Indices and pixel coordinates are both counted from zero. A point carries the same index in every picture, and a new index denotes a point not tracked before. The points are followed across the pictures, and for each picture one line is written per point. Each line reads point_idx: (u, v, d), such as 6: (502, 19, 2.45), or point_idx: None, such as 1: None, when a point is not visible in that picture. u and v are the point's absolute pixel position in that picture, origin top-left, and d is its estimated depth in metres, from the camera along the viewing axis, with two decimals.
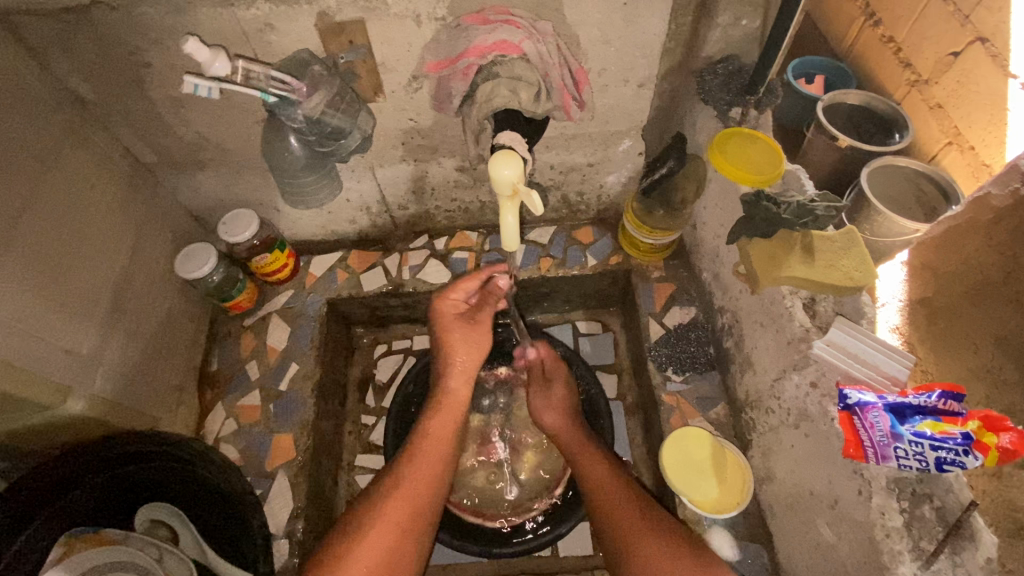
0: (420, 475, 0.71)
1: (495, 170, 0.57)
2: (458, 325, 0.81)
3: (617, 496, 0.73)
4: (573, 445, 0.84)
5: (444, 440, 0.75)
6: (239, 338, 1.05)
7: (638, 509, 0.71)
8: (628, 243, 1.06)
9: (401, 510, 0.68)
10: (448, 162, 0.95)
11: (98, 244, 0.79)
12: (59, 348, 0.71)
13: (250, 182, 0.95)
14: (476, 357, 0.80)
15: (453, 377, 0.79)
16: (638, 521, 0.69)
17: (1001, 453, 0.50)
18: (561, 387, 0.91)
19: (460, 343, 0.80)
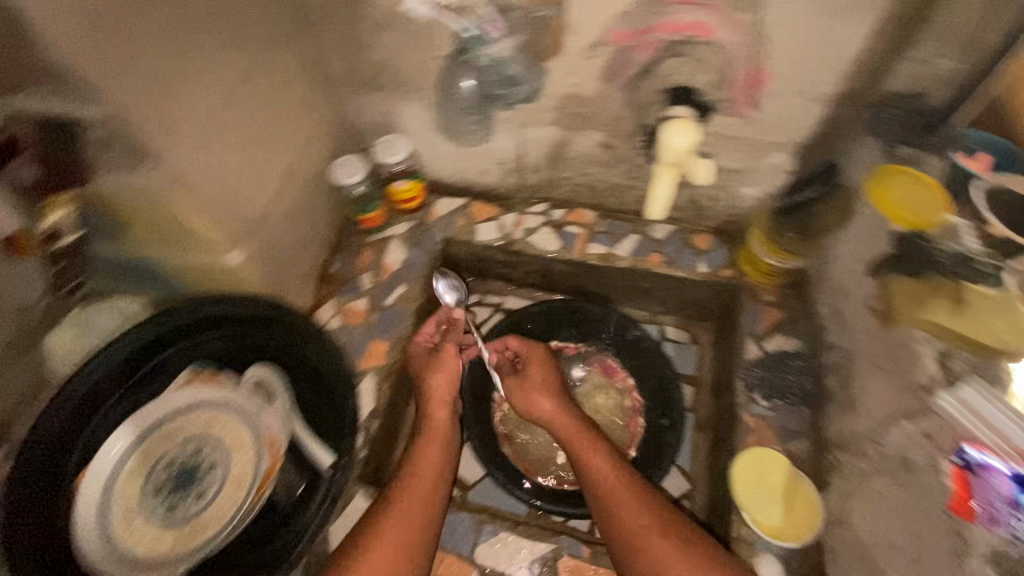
0: (417, 493, 0.81)
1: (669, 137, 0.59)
2: (426, 359, 0.96)
3: (620, 492, 0.78)
4: (569, 433, 0.86)
5: (435, 460, 0.86)
6: (361, 249, 1.14)
7: (650, 514, 0.75)
8: (745, 259, 1.03)
9: (407, 518, 0.78)
10: (595, 136, 0.97)
11: (285, 131, 0.90)
12: (236, 207, 0.82)
13: (411, 112, 1.04)
14: (447, 383, 0.93)
15: (431, 405, 0.91)
16: (650, 525, 0.74)
17: None
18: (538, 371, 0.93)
19: (431, 373, 0.93)
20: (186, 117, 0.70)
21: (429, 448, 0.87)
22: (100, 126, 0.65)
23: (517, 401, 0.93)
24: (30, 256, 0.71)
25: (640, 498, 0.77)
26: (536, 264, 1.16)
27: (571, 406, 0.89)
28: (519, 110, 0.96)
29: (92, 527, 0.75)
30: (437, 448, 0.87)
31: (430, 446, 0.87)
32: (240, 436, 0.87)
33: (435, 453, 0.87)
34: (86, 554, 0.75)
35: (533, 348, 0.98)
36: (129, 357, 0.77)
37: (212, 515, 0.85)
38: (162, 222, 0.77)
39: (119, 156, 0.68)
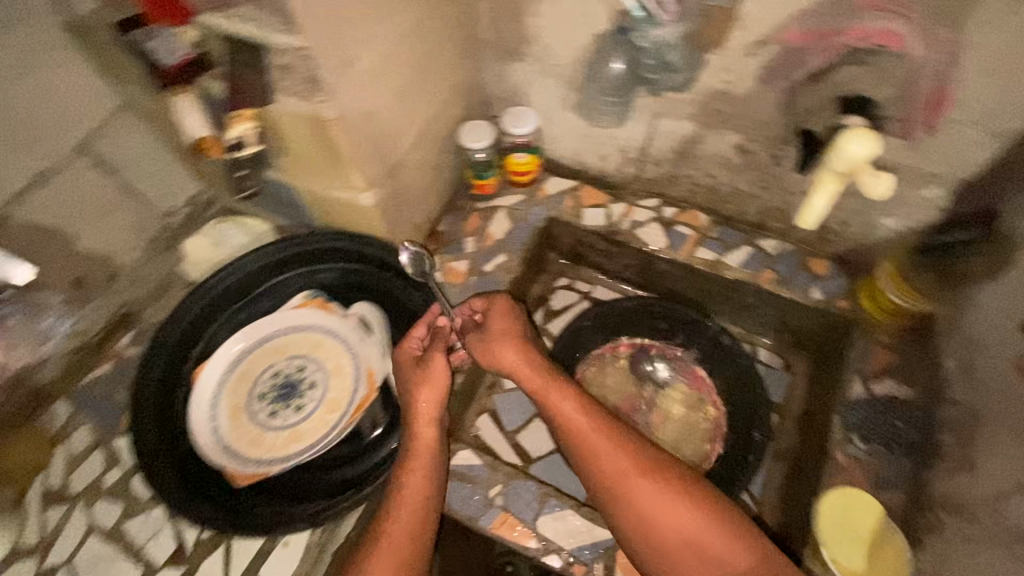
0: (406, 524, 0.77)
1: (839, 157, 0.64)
2: (410, 372, 0.85)
3: (596, 441, 0.78)
4: (536, 384, 0.83)
5: (422, 485, 0.80)
6: (470, 212, 1.18)
7: (631, 462, 0.76)
8: (866, 293, 0.97)
9: (400, 538, 0.76)
10: (732, 137, 0.94)
11: (431, 83, 0.93)
12: (381, 151, 0.87)
13: (546, 86, 1.04)
14: (435, 394, 0.83)
15: (416, 424, 0.83)
16: (629, 472, 0.76)
17: None
18: (502, 324, 0.88)
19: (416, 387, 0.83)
20: (357, 54, 0.73)
21: (414, 474, 0.80)
22: (276, 56, 0.68)
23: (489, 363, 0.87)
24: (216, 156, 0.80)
25: (617, 445, 0.78)
26: (636, 259, 1.15)
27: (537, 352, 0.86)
28: (659, 99, 0.95)
29: (203, 414, 0.87)
30: (424, 474, 0.80)
31: (416, 467, 0.81)
32: (340, 362, 0.94)
33: (420, 482, 0.80)
34: (198, 441, 0.86)
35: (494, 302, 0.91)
36: (256, 272, 0.96)
37: (307, 429, 0.91)
38: (312, 144, 0.80)
39: (290, 84, 0.71)
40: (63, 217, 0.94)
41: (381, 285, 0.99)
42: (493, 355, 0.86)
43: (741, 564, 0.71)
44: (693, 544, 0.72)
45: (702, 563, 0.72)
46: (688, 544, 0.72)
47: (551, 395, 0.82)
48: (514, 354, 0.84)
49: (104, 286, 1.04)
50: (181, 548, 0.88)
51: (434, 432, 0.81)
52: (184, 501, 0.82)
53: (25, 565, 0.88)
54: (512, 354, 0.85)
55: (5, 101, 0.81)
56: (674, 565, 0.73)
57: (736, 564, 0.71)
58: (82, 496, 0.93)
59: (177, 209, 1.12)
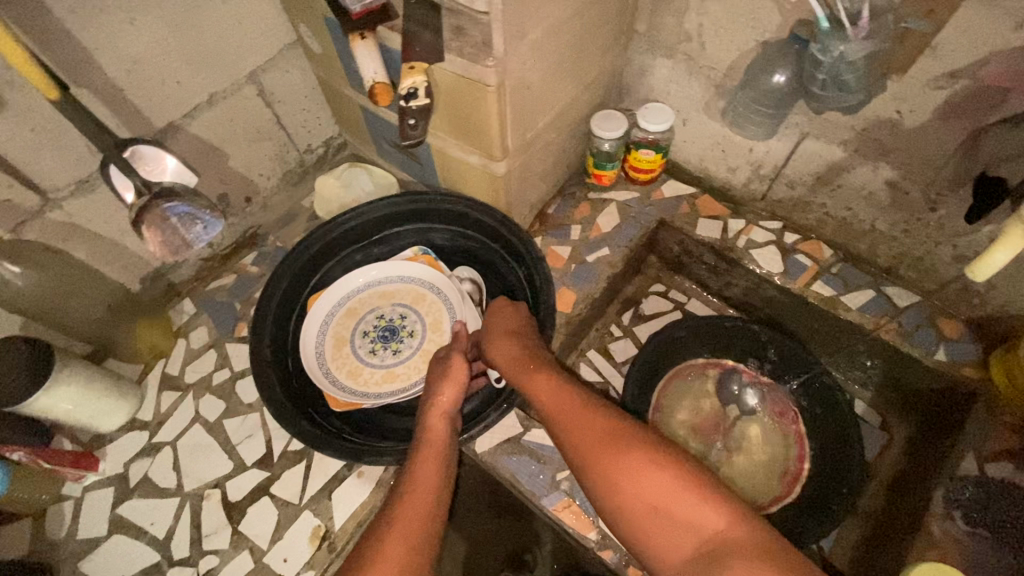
0: (412, 510, 0.71)
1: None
2: (436, 371, 0.89)
3: (563, 412, 0.75)
4: (513, 367, 0.83)
5: (431, 473, 0.76)
6: (582, 200, 1.18)
7: (597, 427, 0.71)
8: (998, 369, 0.89)
9: (409, 523, 0.70)
10: (886, 172, 0.89)
11: (581, 65, 0.93)
12: (523, 125, 0.88)
13: (691, 88, 1.02)
14: (456, 391, 0.85)
15: (431, 415, 0.83)
16: (594, 438, 0.70)
17: None
18: (500, 321, 0.91)
19: (435, 382, 0.86)
20: (529, 26, 0.74)
21: (423, 464, 0.77)
22: (454, 16, 0.72)
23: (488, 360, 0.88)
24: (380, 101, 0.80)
25: (583, 412, 0.73)
26: (744, 280, 1.11)
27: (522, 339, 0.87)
28: (813, 119, 0.90)
29: (312, 337, 0.95)
30: (435, 465, 0.76)
31: (426, 458, 0.77)
32: (439, 318, 0.99)
33: (432, 474, 0.76)
34: (305, 363, 0.93)
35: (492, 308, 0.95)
36: (378, 219, 1.00)
37: (402, 373, 0.95)
38: (461, 104, 0.83)
39: (460, 45, 0.74)
40: (225, 136, 1.04)
41: (489, 256, 1.02)
42: (490, 350, 0.88)
43: (713, 522, 0.62)
44: (660, 509, 0.64)
45: (673, 528, 0.63)
46: (656, 509, 0.64)
47: (527, 378, 0.81)
48: (507, 346, 0.86)
49: (242, 205, 1.14)
50: (268, 454, 0.96)
51: (448, 422, 0.80)
52: (284, 411, 0.85)
53: (141, 434, 0.99)
54: (506, 346, 0.86)
55: (206, 25, 0.89)
56: (651, 538, 0.64)
57: (707, 526, 0.62)
58: (193, 387, 1.03)
59: (314, 146, 1.21)
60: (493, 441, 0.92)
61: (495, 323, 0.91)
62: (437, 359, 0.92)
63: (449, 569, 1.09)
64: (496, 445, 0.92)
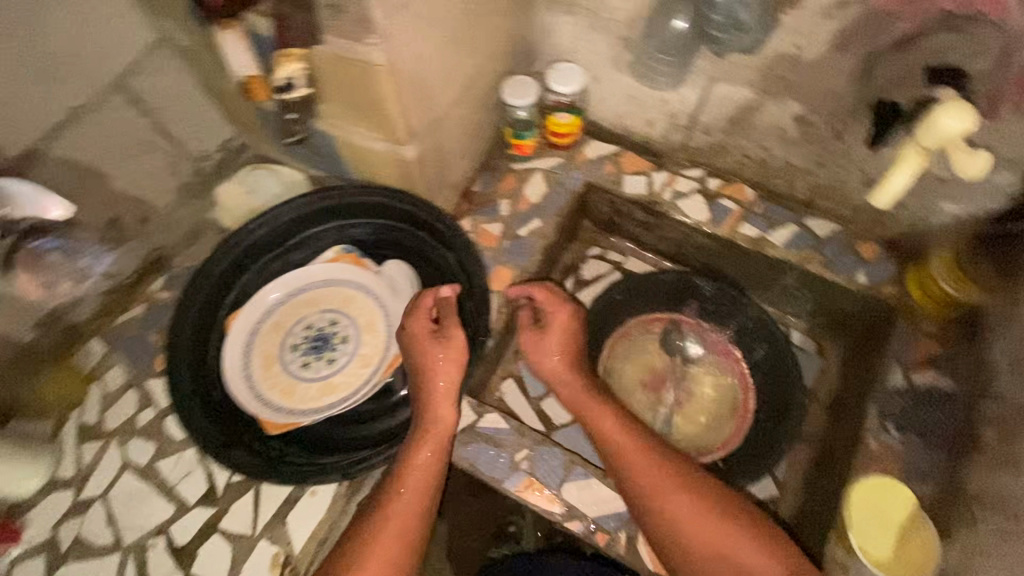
0: (406, 507, 0.76)
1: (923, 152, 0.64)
2: (426, 347, 0.84)
3: (631, 453, 0.80)
4: (577, 396, 0.88)
5: (431, 466, 0.79)
6: (506, 173, 1.14)
7: (659, 471, 0.77)
8: (914, 282, 0.94)
9: (407, 518, 0.76)
10: (793, 107, 0.89)
11: (480, 32, 0.88)
12: (427, 103, 0.83)
13: (597, 44, 0.99)
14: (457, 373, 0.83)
15: (437, 402, 0.82)
16: (664, 484, 0.77)
17: None
18: (555, 332, 0.92)
19: (437, 366, 0.84)
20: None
21: (420, 459, 0.79)
22: None
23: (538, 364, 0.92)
24: (258, 97, 0.80)
25: (651, 456, 0.79)
26: (674, 232, 1.12)
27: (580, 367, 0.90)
28: (718, 62, 0.90)
29: (237, 358, 0.88)
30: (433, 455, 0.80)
31: (426, 448, 0.80)
32: (374, 319, 0.93)
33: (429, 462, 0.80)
34: (234, 387, 0.86)
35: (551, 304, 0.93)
36: (289, 225, 0.94)
37: (341, 382, 0.89)
38: (352, 88, 0.76)
39: (339, 24, 0.68)
40: (99, 154, 0.93)
41: (414, 246, 0.97)
42: (543, 361, 0.91)
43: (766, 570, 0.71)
44: (722, 554, 0.72)
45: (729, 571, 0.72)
46: (720, 555, 0.73)
47: (591, 409, 0.86)
48: (561, 364, 0.90)
49: (138, 228, 1.03)
50: (212, 489, 0.90)
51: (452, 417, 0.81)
52: (217, 445, 0.83)
53: (64, 495, 0.91)
54: (564, 366, 0.90)
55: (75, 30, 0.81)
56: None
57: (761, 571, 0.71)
58: (118, 433, 0.94)
59: (211, 152, 1.10)
60: None
61: (551, 330, 0.92)
62: (424, 329, 0.85)
63: (430, 560, 1.08)
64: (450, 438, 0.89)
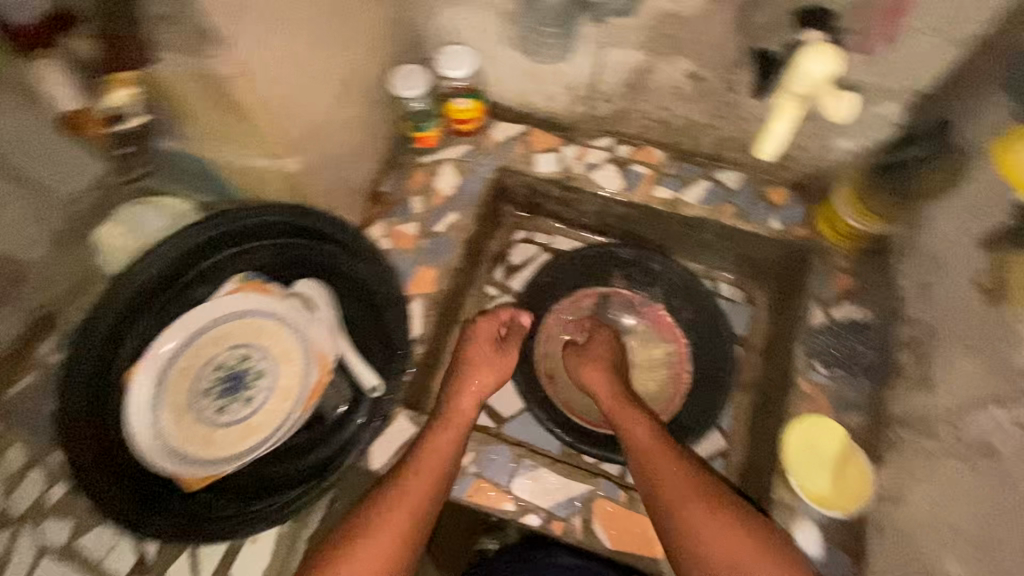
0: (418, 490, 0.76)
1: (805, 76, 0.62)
2: (478, 352, 0.93)
3: (658, 458, 0.79)
4: (611, 403, 0.89)
5: (448, 450, 0.80)
6: (413, 170, 1.08)
7: (680, 477, 0.76)
8: (823, 219, 0.96)
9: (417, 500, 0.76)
10: (684, 64, 0.88)
11: (350, 26, 0.82)
12: (299, 110, 0.76)
13: (481, 21, 0.95)
14: (495, 377, 0.91)
15: (464, 396, 0.87)
16: (684, 492, 0.75)
17: None
18: (598, 348, 0.97)
19: (483, 366, 0.91)
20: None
21: (441, 440, 0.81)
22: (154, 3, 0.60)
23: (572, 372, 0.96)
24: (92, 135, 0.74)
25: (675, 465, 0.77)
26: (593, 204, 1.10)
27: (616, 378, 0.92)
28: (605, 27, 0.88)
29: (146, 422, 0.78)
30: (451, 439, 0.81)
31: (446, 434, 0.81)
32: (288, 346, 0.86)
33: (446, 444, 0.80)
34: (142, 447, 0.78)
35: (597, 326, 1.02)
36: (177, 261, 0.85)
37: (262, 422, 0.84)
38: (213, 107, 0.70)
39: (178, 36, 0.62)
40: None
41: (322, 262, 0.92)
42: (583, 369, 0.94)
43: None
44: (734, 564, 0.69)
45: None
46: (732, 566, 0.69)
47: (623, 416, 0.86)
48: (599, 378, 0.92)
49: None
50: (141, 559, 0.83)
51: (477, 406, 0.85)
52: (132, 513, 0.76)
53: None
54: (598, 377, 0.92)
55: None
56: None
57: None
58: None
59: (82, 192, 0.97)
60: (390, 450, 0.86)
61: (592, 341, 0.99)
62: (487, 335, 0.94)
63: None
64: (395, 455, 0.86)
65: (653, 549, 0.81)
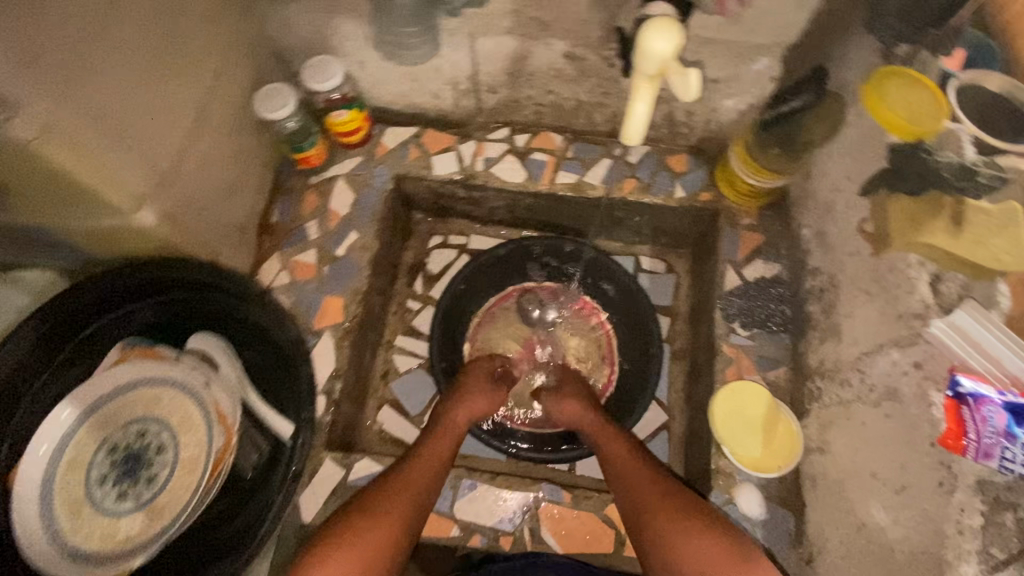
0: (413, 489, 0.73)
1: (649, 42, 0.52)
2: (477, 379, 0.92)
3: (636, 469, 0.77)
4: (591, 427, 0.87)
5: (447, 451, 0.80)
6: (303, 193, 1.01)
7: (656, 488, 0.74)
8: (724, 180, 0.96)
9: (416, 491, 0.74)
10: (558, 45, 0.86)
11: (187, 54, 0.75)
12: (138, 157, 0.69)
13: (340, 25, 0.89)
14: (487, 403, 0.90)
15: (459, 410, 0.87)
16: (660, 498, 0.73)
17: (954, 439, 0.54)
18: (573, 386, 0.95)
19: (477, 389, 0.91)
20: (53, 41, 0.55)
21: (440, 444, 0.80)
22: None
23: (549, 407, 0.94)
24: None
25: (650, 474, 0.76)
26: (500, 200, 1.07)
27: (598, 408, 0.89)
28: (471, 16, 0.83)
29: (36, 524, 0.69)
30: (449, 445, 0.81)
31: (444, 440, 0.81)
32: (187, 411, 0.79)
33: (444, 447, 0.80)
34: (33, 555, 0.69)
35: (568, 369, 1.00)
36: (46, 336, 0.74)
37: (169, 501, 0.76)
38: (31, 175, 0.60)
39: None
40: None
41: (214, 314, 0.84)
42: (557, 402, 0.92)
43: None
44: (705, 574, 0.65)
45: None
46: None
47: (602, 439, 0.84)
48: (575, 407, 0.90)
49: None
50: None
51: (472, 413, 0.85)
52: None
53: None
54: (573, 409, 0.90)
55: None
56: None
57: None
58: None
59: None
60: (318, 500, 0.82)
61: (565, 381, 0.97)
62: (486, 369, 0.95)
63: None
64: (323, 506, 0.82)
65: (600, 544, 0.80)
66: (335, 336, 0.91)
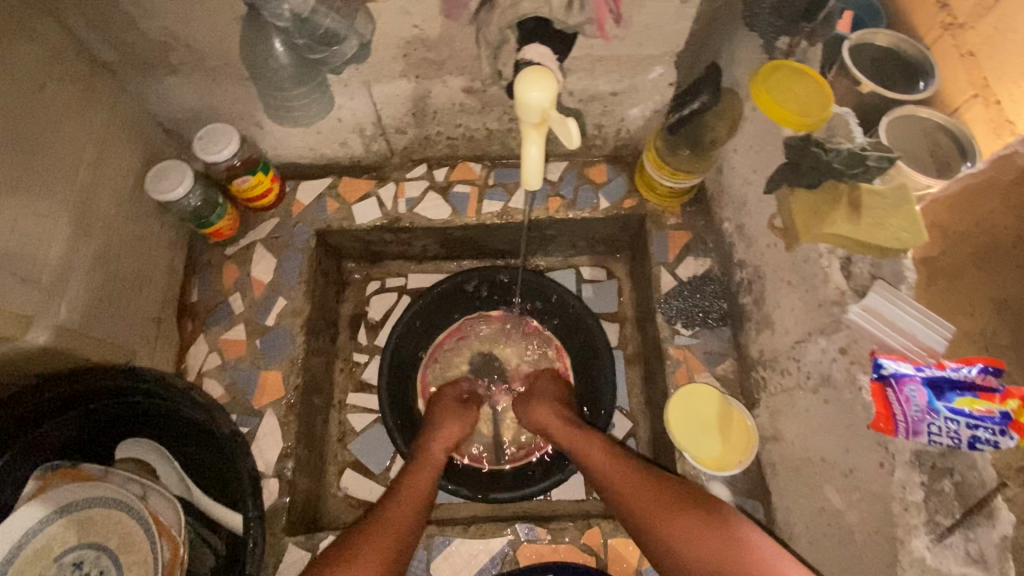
0: (392, 530, 0.70)
1: (523, 89, 0.52)
2: (447, 407, 0.93)
3: (610, 464, 0.77)
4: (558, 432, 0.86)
5: (428, 484, 0.78)
6: (220, 266, 0.96)
7: (628, 476, 0.73)
8: (645, 186, 0.97)
9: (399, 525, 0.71)
10: (455, 81, 0.86)
11: (55, 151, 0.70)
12: (12, 276, 0.64)
13: (229, 92, 0.86)
14: (462, 427, 0.89)
15: (434, 442, 0.86)
16: (636, 484, 0.72)
17: (885, 421, 0.54)
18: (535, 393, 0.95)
19: (452, 416, 0.90)
20: None
21: (420, 478, 0.79)
22: None
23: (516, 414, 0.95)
24: None
25: (622, 465, 0.76)
26: (430, 236, 1.04)
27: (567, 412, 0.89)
28: (361, 66, 0.82)
29: None
30: (428, 477, 0.79)
31: (424, 473, 0.80)
32: (126, 529, 0.70)
33: (425, 480, 0.79)
34: None
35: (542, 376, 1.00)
36: None
37: None
38: None
39: None
40: None
41: (146, 415, 0.80)
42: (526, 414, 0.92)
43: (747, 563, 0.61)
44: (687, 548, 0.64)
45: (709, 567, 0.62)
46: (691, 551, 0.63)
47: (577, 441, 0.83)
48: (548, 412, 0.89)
49: None
50: None
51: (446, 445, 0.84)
52: None
53: None
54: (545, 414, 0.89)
55: None
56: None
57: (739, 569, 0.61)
58: None
59: None
60: None
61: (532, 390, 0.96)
62: (453, 395, 0.96)
63: None
64: None
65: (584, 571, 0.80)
66: (279, 412, 0.87)
